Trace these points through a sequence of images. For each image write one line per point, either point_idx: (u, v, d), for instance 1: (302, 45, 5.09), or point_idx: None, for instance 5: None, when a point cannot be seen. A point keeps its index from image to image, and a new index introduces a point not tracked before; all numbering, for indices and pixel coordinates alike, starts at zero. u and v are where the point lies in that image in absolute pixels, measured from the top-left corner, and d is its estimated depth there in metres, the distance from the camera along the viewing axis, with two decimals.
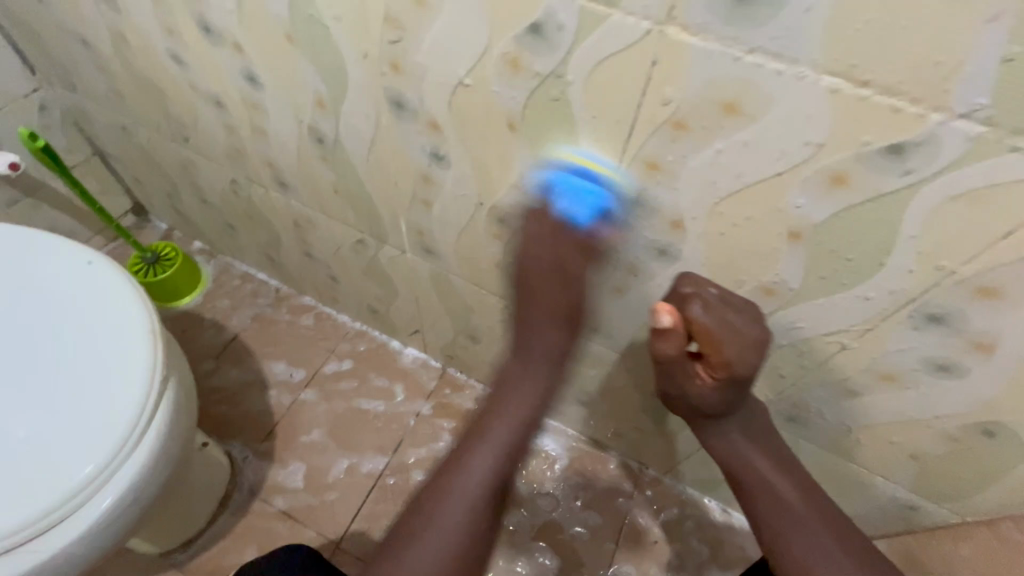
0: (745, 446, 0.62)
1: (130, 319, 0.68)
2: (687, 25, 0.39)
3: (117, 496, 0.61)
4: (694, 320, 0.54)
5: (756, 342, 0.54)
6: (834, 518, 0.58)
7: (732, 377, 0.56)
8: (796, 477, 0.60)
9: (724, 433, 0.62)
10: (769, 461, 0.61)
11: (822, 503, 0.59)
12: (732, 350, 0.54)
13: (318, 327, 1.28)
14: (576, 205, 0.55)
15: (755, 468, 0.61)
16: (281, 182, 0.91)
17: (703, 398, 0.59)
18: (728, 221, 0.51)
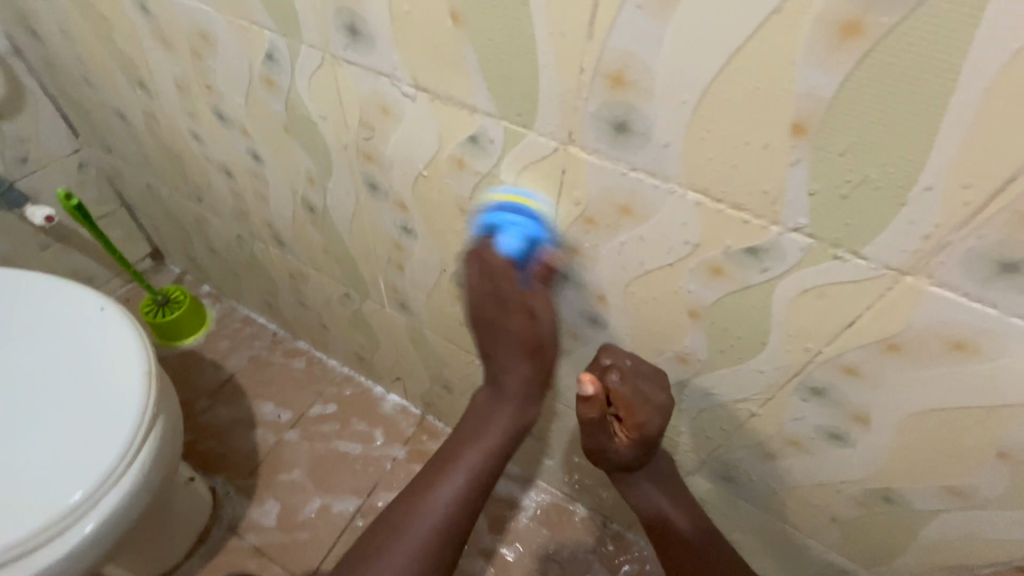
0: (656, 493, 0.71)
1: (129, 361, 0.77)
2: (584, 147, 0.49)
3: (99, 521, 0.67)
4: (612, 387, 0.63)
5: (662, 408, 0.63)
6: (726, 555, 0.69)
7: (642, 437, 0.64)
8: (697, 521, 0.71)
9: (639, 484, 0.71)
10: (674, 506, 0.71)
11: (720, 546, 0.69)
12: (643, 415, 0.63)
13: (308, 370, 1.37)
14: (507, 238, 0.58)
15: (665, 512, 0.70)
16: (280, 240, 1.02)
17: (615, 454, 0.67)
18: (640, 298, 0.59)
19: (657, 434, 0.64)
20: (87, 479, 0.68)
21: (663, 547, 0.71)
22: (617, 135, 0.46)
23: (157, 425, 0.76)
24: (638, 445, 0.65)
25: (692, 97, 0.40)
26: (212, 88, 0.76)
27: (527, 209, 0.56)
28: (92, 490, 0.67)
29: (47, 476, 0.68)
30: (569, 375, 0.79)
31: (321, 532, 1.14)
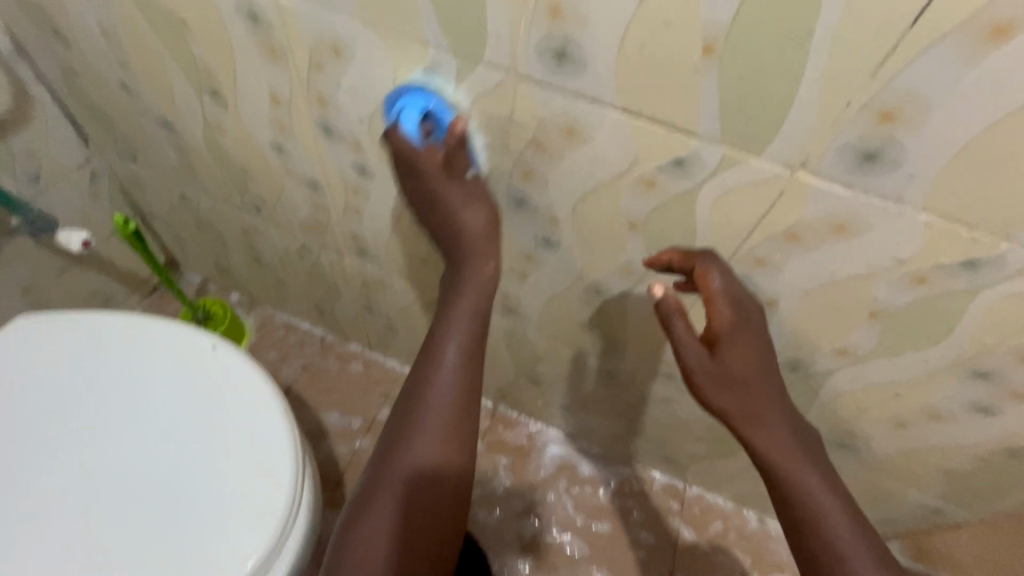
0: (784, 436, 0.60)
1: (264, 402, 0.75)
2: (815, 172, 0.50)
3: (285, 566, 0.68)
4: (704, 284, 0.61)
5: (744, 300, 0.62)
6: (858, 515, 0.58)
7: (733, 329, 0.61)
8: (828, 476, 0.59)
9: (760, 422, 0.60)
10: (802, 456, 0.59)
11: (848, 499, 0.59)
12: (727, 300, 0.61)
13: (367, 373, 1.31)
14: None
15: (787, 460, 0.59)
16: (362, 250, 0.97)
17: (734, 374, 0.60)
18: (816, 304, 0.64)
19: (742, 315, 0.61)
20: (265, 529, 0.67)
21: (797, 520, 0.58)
22: (861, 163, 0.48)
23: (305, 459, 0.76)
24: (744, 351, 0.60)
25: (965, 134, 0.43)
26: (325, 102, 0.70)
27: None
28: (274, 539, 0.67)
29: (222, 532, 0.67)
30: None
31: None
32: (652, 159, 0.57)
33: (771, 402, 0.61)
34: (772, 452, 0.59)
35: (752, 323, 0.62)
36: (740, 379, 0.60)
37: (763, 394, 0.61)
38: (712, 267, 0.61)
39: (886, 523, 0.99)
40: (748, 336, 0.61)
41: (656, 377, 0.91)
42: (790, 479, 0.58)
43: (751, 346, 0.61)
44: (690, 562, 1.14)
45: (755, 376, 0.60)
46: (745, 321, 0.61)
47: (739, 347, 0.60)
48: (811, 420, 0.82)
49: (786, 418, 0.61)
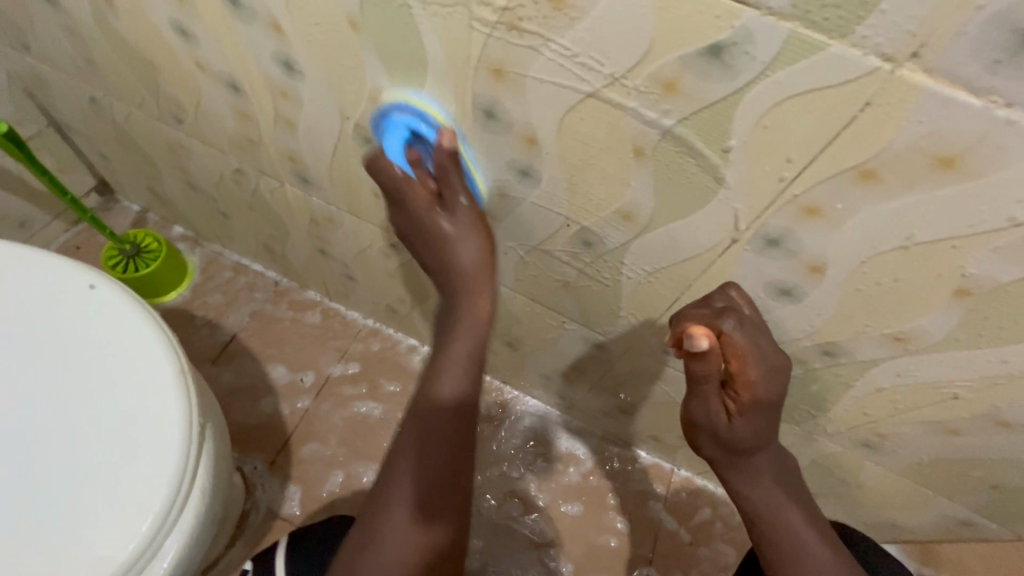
0: (780, 499, 0.57)
1: (153, 360, 0.58)
2: (931, 68, 0.32)
3: (168, 568, 0.53)
4: (728, 336, 0.51)
5: (773, 366, 0.52)
6: (848, 564, 0.55)
7: (759, 404, 0.52)
8: (821, 524, 0.57)
9: (758, 482, 0.57)
10: (793, 507, 0.57)
11: (838, 552, 0.55)
12: (757, 369, 0.51)
13: (324, 324, 1.15)
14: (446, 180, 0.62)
15: (779, 515, 0.56)
16: (304, 176, 0.79)
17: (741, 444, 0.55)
18: (871, 279, 0.48)
19: (771, 395, 0.52)
20: (138, 523, 0.52)
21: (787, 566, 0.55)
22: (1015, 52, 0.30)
23: (205, 431, 0.59)
24: (758, 420, 0.53)
25: None
26: None
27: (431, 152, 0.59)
28: (148, 539, 0.51)
29: (80, 526, 0.51)
30: None
31: None
32: (682, 38, 0.37)
33: (769, 466, 0.58)
34: (767, 512, 0.57)
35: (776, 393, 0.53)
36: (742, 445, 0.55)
37: (763, 454, 0.57)
38: (735, 328, 0.51)
39: (900, 529, 0.87)
40: (768, 400, 0.53)
41: (654, 352, 0.75)
42: (785, 533, 0.56)
43: (768, 417, 0.54)
44: (672, 554, 1.01)
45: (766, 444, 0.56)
46: (775, 395, 0.53)
47: (756, 421, 0.53)
48: (834, 414, 0.68)
49: (774, 465, 0.58)
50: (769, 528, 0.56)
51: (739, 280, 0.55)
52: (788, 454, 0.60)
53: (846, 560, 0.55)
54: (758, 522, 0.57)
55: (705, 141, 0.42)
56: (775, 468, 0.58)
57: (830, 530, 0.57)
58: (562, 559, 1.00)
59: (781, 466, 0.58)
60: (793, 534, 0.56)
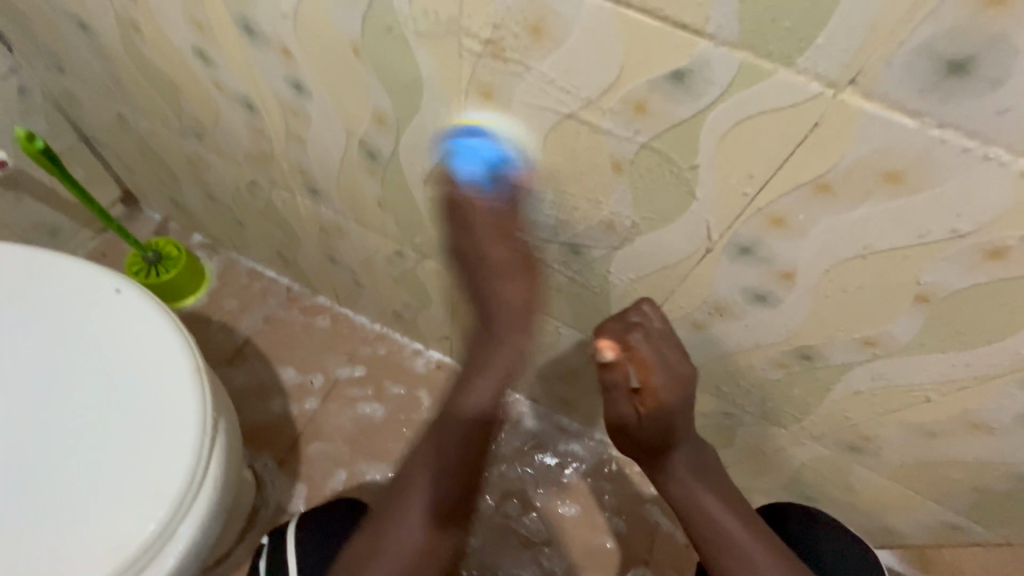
0: (700, 490, 0.63)
1: (172, 359, 0.63)
2: (870, 93, 0.35)
3: (181, 552, 0.57)
4: (634, 347, 0.57)
5: (679, 379, 0.59)
6: (772, 544, 0.61)
7: (659, 409, 0.58)
8: (742, 510, 0.63)
9: (679, 476, 0.64)
10: (716, 500, 0.63)
11: (762, 535, 0.61)
12: (660, 379, 0.57)
13: (334, 329, 1.20)
14: (468, 164, 0.56)
15: (704, 509, 0.62)
16: (313, 188, 0.84)
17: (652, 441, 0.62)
18: (837, 286, 0.51)
19: (674, 405, 0.59)
20: (155, 510, 0.56)
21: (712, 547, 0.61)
22: (941, 79, 0.33)
23: (218, 425, 0.64)
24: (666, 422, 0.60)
25: None
26: None
27: (478, 130, 0.55)
28: (164, 524, 0.56)
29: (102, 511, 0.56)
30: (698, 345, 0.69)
31: (383, 501, 1.04)
32: (648, 66, 0.41)
33: (687, 463, 0.64)
34: (691, 508, 0.63)
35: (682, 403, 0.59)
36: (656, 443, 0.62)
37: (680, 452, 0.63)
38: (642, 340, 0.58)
39: (892, 533, 0.88)
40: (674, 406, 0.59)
41: None
42: (711, 526, 0.62)
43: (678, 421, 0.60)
44: (667, 557, 1.03)
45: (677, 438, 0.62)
46: (676, 403, 0.59)
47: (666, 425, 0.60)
48: (817, 416, 0.70)
49: (692, 457, 0.64)
50: (696, 523, 0.62)
51: (718, 284, 0.58)
52: (705, 446, 0.66)
53: (770, 540, 0.61)
54: (687, 518, 0.63)
55: (476, 123, 0.55)
56: (692, 464, 0.64)
57: (750, 511, 0.64)
58: (558, 559, 1.02)
59: (698, 460, 0.65)
60: (721, 527, 0.61)
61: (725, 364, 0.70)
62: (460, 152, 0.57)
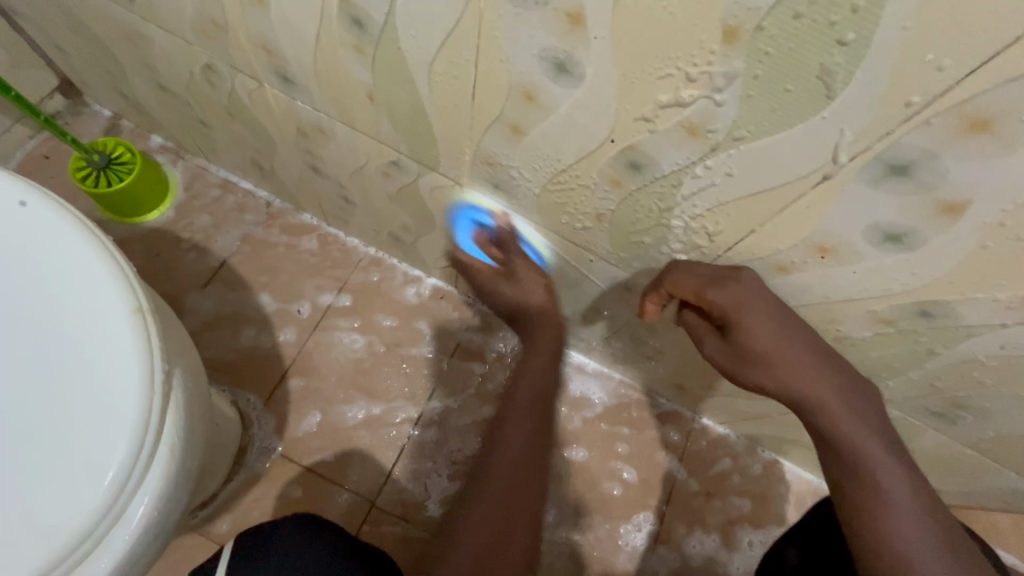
0: (854, 426, 0.50)
1: (104, 295, 0.48)
2: None
3: (133, 537, 0.46)
4: (679, 281, 0.54)
5: (753, 279, 0.51)
6: (927, 497, 0.49)
7: (765, 316, 0.51)
8: (899, 453, 0.50)
9: (824, 409, 0.50)
10: (875, 437, 0.50)
11: (914, 478, 0.49)
12: (730, 295, 0.51)
13: (323, 252, 1.05)
14: (459, 226, 0.76)
15: (859, 444, 0.49)
16: (284, 74, 0.65)
17: (777, 376, 0.51)
18: (1013, 228, 0.37)
19: (762, 288, 0.51)
20: (94, 487, 0.44)
21: (863, 501, 0.49)
22: None
23: (173, 379, 0.51)
24: (775, 337, 0.51)
25: None
26: None
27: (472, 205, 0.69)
28: (107, 504, 0.44)
29: (29, 486, 0.44)
30: (774, 292, 0.55)
31: (381, 443, 0.95)
32: None
33: (834, 390, 0.50)
34: (844, 442, 0.50)
35: (741, 305, 0.51)
36: (762, 359, 0.51)
37: (806, 375, 0.50)
38: (678, 271, 0.54)
39: (943, 494, 0.80)
40: (760, 311, 0.51)
41: None
42: (870, 469, 0.49)
43: (784, 332, 0.51)
44: (682, 506, 0.96)
45: (792, 358, 0.50)
46: (764, 299, 0.51)
47: (770, 334, 0.51)
48: (901, 378, 0.59)
49: (835, 380, 0.51)
50: (849, 464, 0.50)
51: (831, 218, 0.43)
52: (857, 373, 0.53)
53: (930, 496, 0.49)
54: (846, 455, 0.50)
55: (481, 207, 0.68)
56: (836, 384, 0.50)
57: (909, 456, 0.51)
58: (557, 505, 0.95)
59: (825, 353, 0.52)
60: (876, 474, 0.49)
61: (800, 315, 0.56)
62: (463, 218, 0.73)
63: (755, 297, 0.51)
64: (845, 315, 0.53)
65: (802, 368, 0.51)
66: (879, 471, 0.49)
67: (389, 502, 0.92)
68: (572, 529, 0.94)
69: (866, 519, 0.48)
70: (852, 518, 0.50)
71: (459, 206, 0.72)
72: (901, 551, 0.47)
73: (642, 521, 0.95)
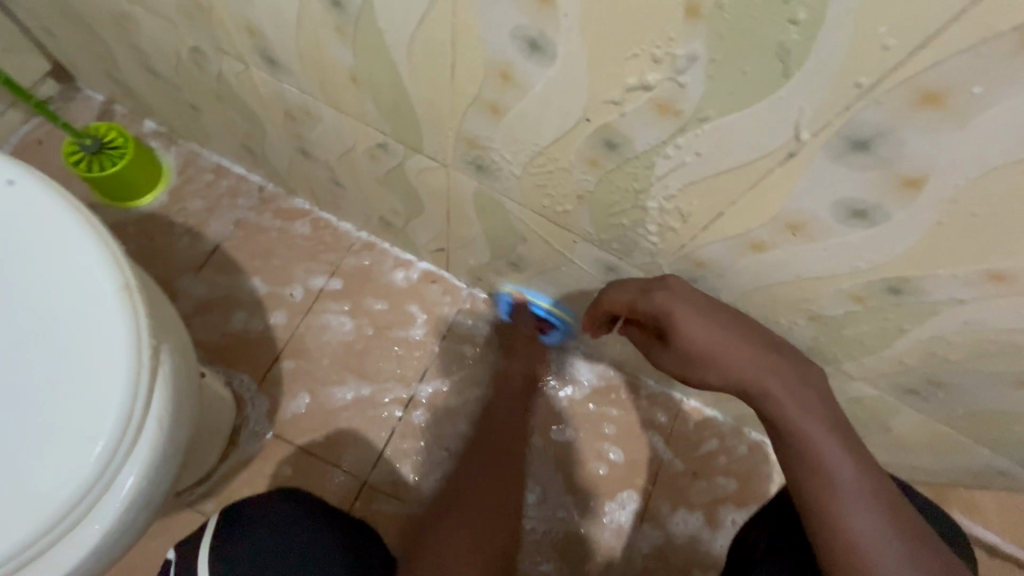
0: (797, 417, 0.51)
1: (91, 272, 0.50)
2: None
3: (123, 504, 0.48)
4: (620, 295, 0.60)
5: (680, 284, 0.57)
6: (877, 482, 0.49)
7: (697, 317, 0.55)
8: (848, 439, 0.51)
9: (764, 399, 0.53)
10: (822, 424, 0.51)
11: (865, 464, 0.50)
12: (662, 300, 0.56)
13: (315, 236, 1.06)
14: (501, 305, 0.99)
15: (804, 431, 0.51)
16: (270, 56, 0.66)
17: (714, 370, 0.55)
18: (971, 204, 0.37)
19: (691, 292, 0.57)
20: (83, 456, 0.46)
21: (815, 490, 0.50)
22: None
23: (161, 355, 0.52)
24: (707, 333, 0.55)
25: None
26: None
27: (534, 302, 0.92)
28: (97, 473, 0.46)
29: (21, 455, 0.46)
30: (751, 270, 0.55)
31: (373, 424, 0.97)
32: None
33: (772, 382, 0.53)
34: (793, 432, 0.51)
35: (675, 310, 0.55)
36: (701, 356, 0.55)
37: (740, 366, 0.54)
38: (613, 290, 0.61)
39: (922, 473, 0.82)
40: (692, 313, 0.55)
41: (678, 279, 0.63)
42: (815, 453, 0.50)
43: (717, 328, 0.55)
44: (668, 485, 0.98)
45: (726, 352, 0.54)
46: (694, 300, 0.56)
47: (702, 332, 0.55)
48: (877, 356, 0.60)
49: (773, 371, 0.53)
50: (795, 452, 0.51)
51: (799, 195, 0.44)
52: (802, 360, 0.55)
53: (881, 480, 0.50)
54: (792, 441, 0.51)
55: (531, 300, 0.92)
56: (776, 373, 0.53)
57: (859, 442, 0.52)
58: (543, 485, 0.97)
59: (765, 345, 0.55)
60: (825, 461, 0.50)
61: (775, 293, 0.57)
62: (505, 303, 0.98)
63: (687, 300, 0.56)
64: (819, 293, 0.54)
65: (738, 361, 0.54)
66: (827, 458, 0.50)
67: (381, 480, 0.94)
68: (560, 507, 0.96)
69: (817, 506, 0.49)
70: (807, 509, 0.50)
71: (504, 298, 0.97)
72: (847, 535, 0.47)
73: (624, 499, 0.97)
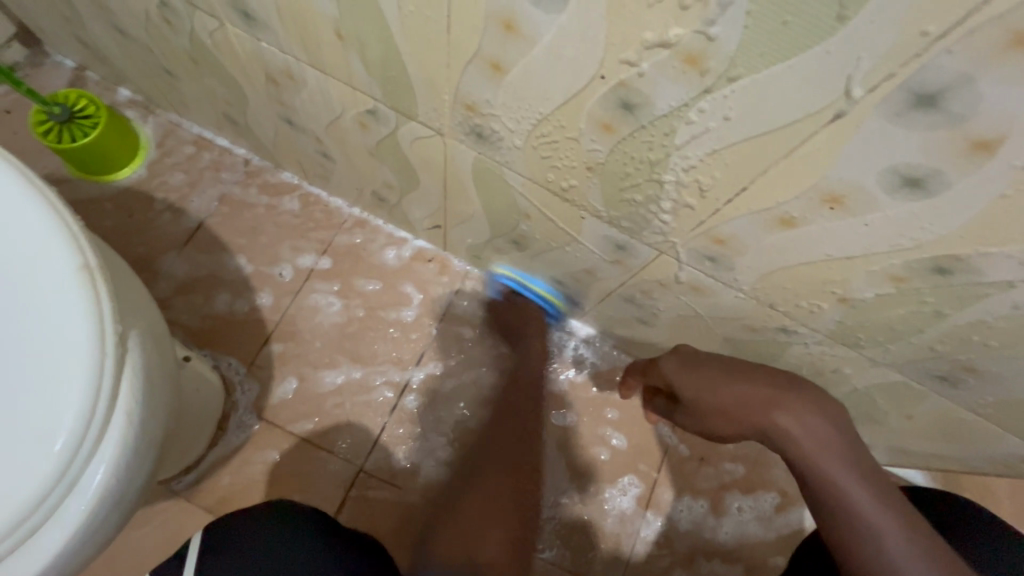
0: (812, 453, 0.53)
1: (46, 252, 0.44)
2: None
3: (90, 507, 0.43)
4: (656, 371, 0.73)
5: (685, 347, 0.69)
6: (905, 517, 0.49)
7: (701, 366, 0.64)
8: (872, 478, 0.51)
9: (780, 438, 0.55)
10: (839, 458, 0.52)
11: (893, 504, 0.49)
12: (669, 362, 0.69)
13: (305, 213, 1.00)
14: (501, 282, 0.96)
15: (822, 470, 0.52)
16: (245, 10, 0.59)
17: (724, 415, 0.60)
18: None
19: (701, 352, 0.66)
20: (43, 455, 0.41)
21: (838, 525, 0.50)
22: None
23: (129, 342, 0.47)
24: (721, 389, 0.60)
25: None
26: None
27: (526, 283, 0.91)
28: (58, 473, 0.41)
29: None
30: (778, 248, 0.50)
31: (367, 410, 0.93)
32: None
33: (786, 423, 0.55)
34: (811, 470, 0.53)
35: (688, 369, 0.65)
36: (715, 409, 0.61)
37: (751, 411, 0.58)
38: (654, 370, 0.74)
39: (939, 459, 0.78)
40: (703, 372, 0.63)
41: (694, 258, 0.58)
42: (830, 489, 0.51)
43: (729, 382, 0.60)
44: (674, 471, 0.94)
45: (728, 393, 0.60)
46: (704, 359, 0.65)
47: (708, 381, 0.62)
48: (908, 342, 0.56)
49: (783, 411, 0.56)
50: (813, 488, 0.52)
51: (844, 161, 0.39)
52: (827, 404, 0.56)
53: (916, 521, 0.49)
54: (807, 479, 0.53)
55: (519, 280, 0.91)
56: (778, 410, 0.56)
57: (888, 481, 0.52)
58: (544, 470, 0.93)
59: (778, 387, 0.58)
60: (841, 494, 0.51)
61: (802, 273, 0.52)
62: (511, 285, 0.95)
63: (699, 364, 0.65)
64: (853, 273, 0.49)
65: (747, 404, 0.58)
66: (846, 493, 0.50)
67: (376, 467, 0.91)
68: (562, 494, 0.93)
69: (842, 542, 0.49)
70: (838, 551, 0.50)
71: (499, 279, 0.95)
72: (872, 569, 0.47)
73: (628, 486, 0.94)
